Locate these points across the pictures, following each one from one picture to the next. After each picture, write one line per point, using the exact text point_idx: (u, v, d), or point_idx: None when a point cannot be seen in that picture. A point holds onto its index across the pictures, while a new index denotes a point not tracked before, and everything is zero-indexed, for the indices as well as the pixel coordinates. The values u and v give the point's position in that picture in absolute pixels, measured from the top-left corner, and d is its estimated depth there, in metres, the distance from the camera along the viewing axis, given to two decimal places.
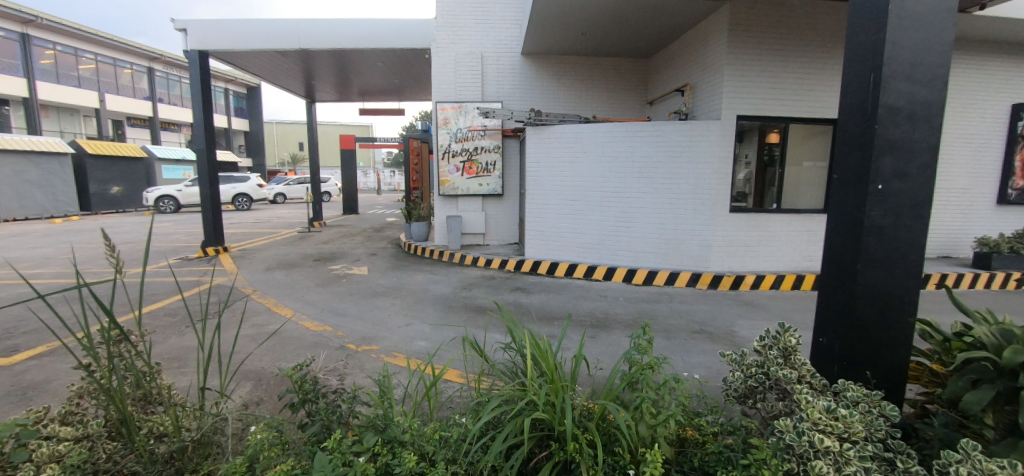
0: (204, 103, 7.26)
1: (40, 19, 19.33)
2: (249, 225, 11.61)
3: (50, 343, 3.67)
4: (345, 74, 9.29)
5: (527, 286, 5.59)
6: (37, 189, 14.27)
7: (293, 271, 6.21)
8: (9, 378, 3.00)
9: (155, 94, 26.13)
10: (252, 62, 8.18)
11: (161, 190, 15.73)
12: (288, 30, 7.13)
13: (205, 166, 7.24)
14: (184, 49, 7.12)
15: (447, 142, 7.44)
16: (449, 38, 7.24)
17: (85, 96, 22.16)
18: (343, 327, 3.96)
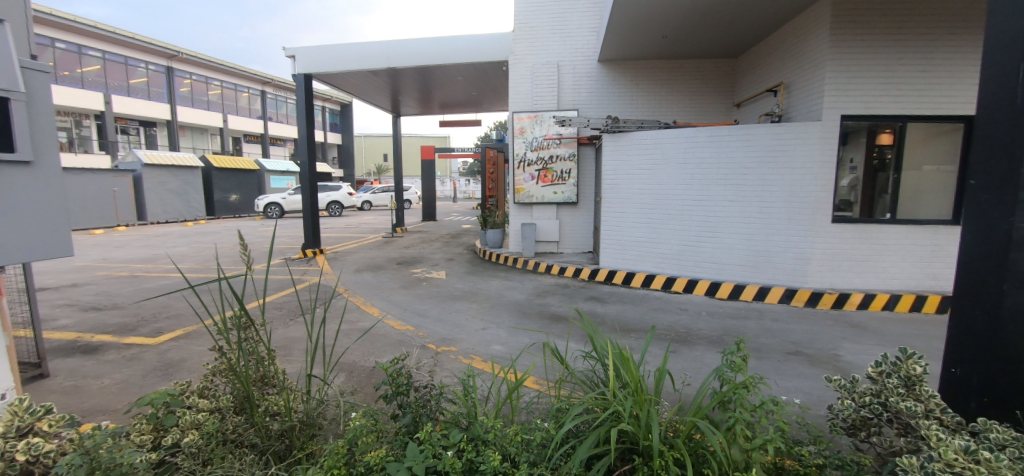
0: (307, 120, 8.11)
1: (180, 54, 23.02)
2: (342, 230, 12.69)
3: (187, 327, 4.28)
4: (428, 89, 9.87)
5: (602, 296, 5.49)
6: (175, 197, 16.81)
7: (379, 273, 6.66)
8: (159, 355, 3.56)
9: (266, 114, 29.67)
10: (347, 81, 8.99)
11: (269, 198, 17.75)
12: (379, 51, 7.74)
13: (307, 176, 8.06)
14: (293, 73, 8.03)
15: (523, 150, 7.56)
16: (526, 50, 7.40)
17: (212, 117, 25.76)
18: (425, 327, 4.17)
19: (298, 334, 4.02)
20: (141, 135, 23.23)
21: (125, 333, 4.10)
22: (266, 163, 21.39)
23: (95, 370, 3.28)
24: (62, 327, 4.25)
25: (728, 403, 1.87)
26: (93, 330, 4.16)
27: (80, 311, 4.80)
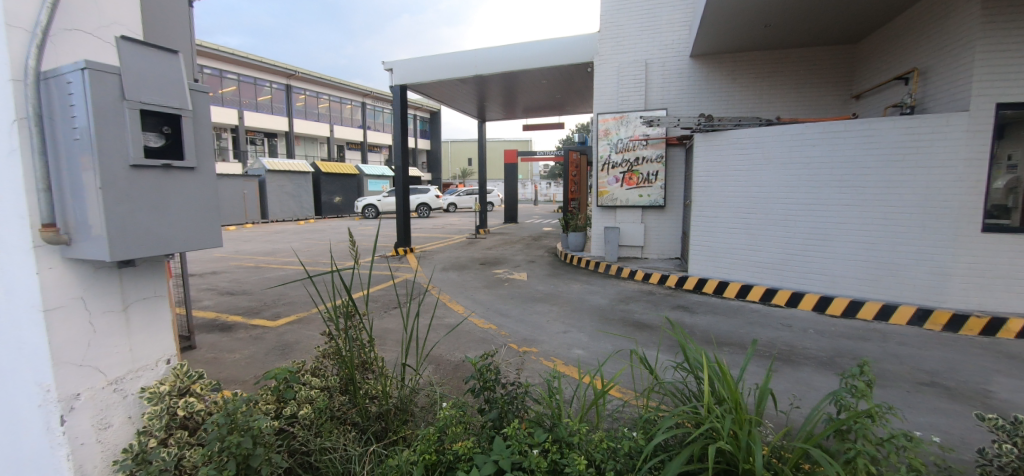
0: (402, 127, 8.74)
1: (296, 73, 26.17)
2: (429, 231, 13.45)
3: (299, 312, 4.84)
4: (512, 94, 10.10)
5: (690, 305, 5.17)
6: (291, 199, 19.09)
7: (464, 272, 6.94)
8: (278, 336, 4.07)
9: (366, 123, 32.46)
10: (438, 90, 9.52)
11: (367, 200, 19.40)
12: (468, 60, 8.10)
13: (400, 179, 8.69)
14: (391, 85, 8.71)
15: (608, 153, 7.42)
16: (612, 49, 7.26)
17: (322, 128, 28.83)
18: (507, 327, 4.26)
19: (392, 325, 4.33)
20: (266, 145, 26.76)
21: (252, 315, 4.74)
22: (365, 168, 23.41)
23: (230, 345, 3.83)
24: (206, 307, 5.04)
25: (846, 433, 1.65)
26: (228, 311, 4.88)
27: (218, 295, 5.65)
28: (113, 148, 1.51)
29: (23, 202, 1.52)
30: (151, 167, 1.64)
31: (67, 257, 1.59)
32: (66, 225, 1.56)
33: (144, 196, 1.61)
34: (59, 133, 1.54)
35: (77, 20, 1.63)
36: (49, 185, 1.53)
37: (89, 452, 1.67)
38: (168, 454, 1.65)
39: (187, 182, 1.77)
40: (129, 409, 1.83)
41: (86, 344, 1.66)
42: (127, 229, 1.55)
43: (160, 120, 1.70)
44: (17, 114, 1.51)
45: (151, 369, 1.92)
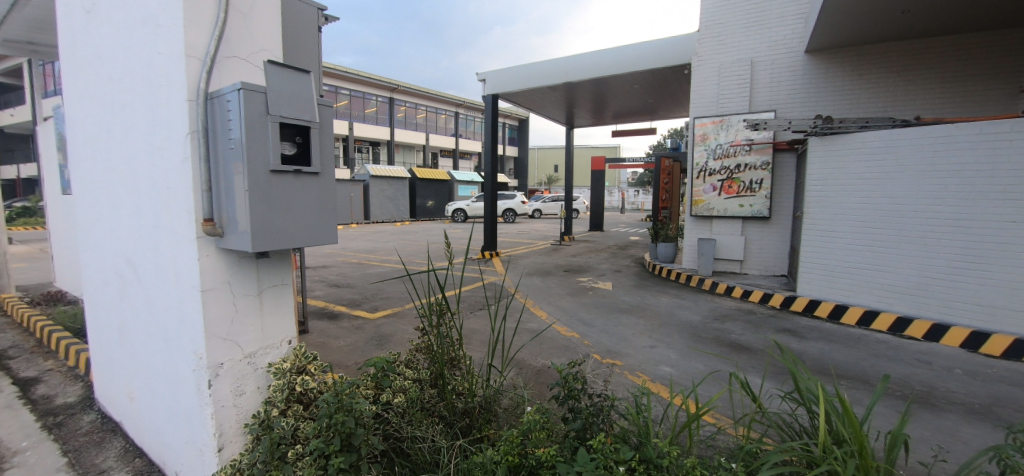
0: (492, 135, 9.06)
1: (398, 87, 28.52)
2: (515, 236, 13.72)
3: (394, 307, 5.22)
4: (602, 100, 9.95)
5: (798, 329, 4.63)
6: (390, 202, 20.76)
7: (547, 279, 6.96)
8: (376, 328, 4.43)
9: (458, 132, 34.19)
10: (528, 98, 9.72)
11: (457, 205, 20.36)
12: (558, 67, 8.17)
13: (489, 185, 9.01)
14: (483, 94, 9.11)
15: (704, 159, 7.02)
16: (713, 49, 6.83)
17: (419, 136, 30.95)
18: (590, 337, 4.18)
19: (477, 326, 4.47)
20: (371, 153, 29.47)
21: (354, 307, 5.22)
22: (456, 174, 24.65)
23: (336, 332, 4.26)
24: (319, 297, 5.68)
25: None
26: (336, 302, 5.44)
27: (328, 286, 6.33)
28: (257, 156, 1.76)
29: (191, 200, 1.84)
30: (285, 172, 1.86)
31: (219, 247, 1.89)
32: (221, 220, 1.84)
33: (279, 198, 1.85)
34: (217, 142, 1.83)
35: (236, 48, 1.94)
36: (210, 186, 1.84)
37: (227, 414, 1.96)
38: (288, 424, 1.88)
39: (312, 185, 1.97)
40: (259, 381, 2.10)
41: (229, 322, 1.95)
42: (265, 225, 1.80)
43: (294, 131, 1.93)
44: (191, 127, 1.83)
45: (277, 348, 2.17)
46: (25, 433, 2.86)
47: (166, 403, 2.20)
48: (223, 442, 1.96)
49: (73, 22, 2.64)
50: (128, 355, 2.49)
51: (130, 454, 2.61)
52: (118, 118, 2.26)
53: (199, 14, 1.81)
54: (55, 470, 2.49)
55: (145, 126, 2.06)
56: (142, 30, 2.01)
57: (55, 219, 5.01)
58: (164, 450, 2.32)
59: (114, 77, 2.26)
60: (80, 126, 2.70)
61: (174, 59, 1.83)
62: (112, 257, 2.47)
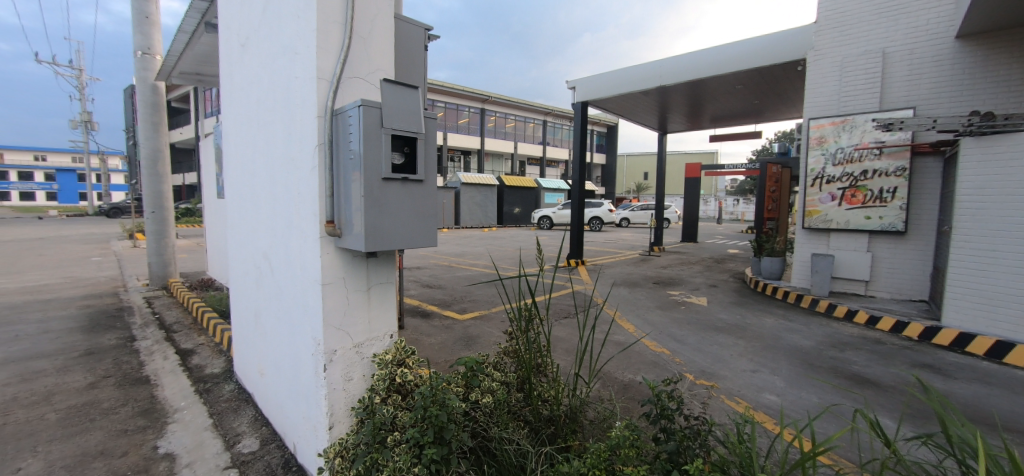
0: (580, 142, 9.01)
1: (488, 98, 29.69)
2: (601, 244, 13.43)
3: (481, 309, 5.40)
4: (699, 103, 9.38)
5: (942, 365, 3.90)
6: (478, 208, 21.61)
7: (635, 290, 6.70)
8: (464, 328, 4.62)
9: (546, 140, 34.50)
10: (618, 104, 9.52)
11: (543, 212, 20.52)
12: (651, 71, 7.89)
13: (576, 192, 8.96)
14: (573, 102, 9.12)
15: (821, 165, 6.26)
16: (834, 41, 6.10)
17: (507, 145, 31.84)
18: (682, 355, 3.94)
19: (562, 335, 4.44)
20: (462, 161, 31.00)
21: (445, 307, 5.51)
22: (542, 181, 24.88)
23: (428, 330, 4.52)
24: (414, 296, 6.09)
25: None
26: (429, 302, 5.78)
27: (423, 286, 6.77)
28: (372, 165, 1.94)
29: (317, 204, 2.10)
30: (394, 180, 2.03)
31: (337, 247, 2.11)
32: (339, 222, 2.07)
33: (388, 203, 2.02)
34: (339, 153, 2.05)
35: (357, 69, 2.17)
36: (332, 192, 2.07)
37: (337, 397, 2.18)
38: (388, 411, 2.03)
39: (417, 191, 2.12)
40: (365, 369, 2.30)
41: (342, 314, 2.16)
42: (376, 227, 1.98)
43: (403, 142, 2.10)
44: (319, 140, 2.09)
45: (380, 340, 2.37)
46: (184, 395, 3.46)
47: (290, 381, 2.51)
48: (333, 422, 2.18)
49: (231, 55, 3.16)
50: (261, 336, 2.89)
51: (258, 423, 3.02)
52: (262, 134, 2.66)
53: (328, 41, 2.06)
54: (204, 429, 2.96)
55: (282, 140, 2.39)
56: (283, 58, 2.34)
57: (210, 218, 6.03)
58: (286, 422, 2.64)
59: (261, 99, 2.66)
60: (234, 141, 3.21)
61: (308, 82, 2.11)
62: (253, 252, 2.90)
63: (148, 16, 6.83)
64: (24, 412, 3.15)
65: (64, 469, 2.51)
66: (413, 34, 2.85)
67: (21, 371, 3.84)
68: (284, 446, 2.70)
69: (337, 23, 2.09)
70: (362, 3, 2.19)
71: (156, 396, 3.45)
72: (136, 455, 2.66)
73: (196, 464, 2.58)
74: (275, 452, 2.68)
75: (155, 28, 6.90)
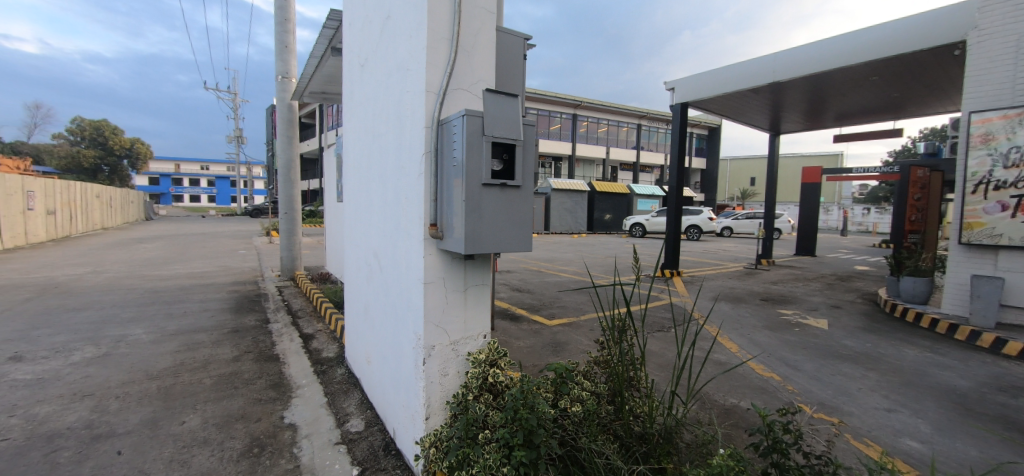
0: (679, 145, 8.55)
1: (581, 103, 29.55)
2: (699, 255, 12.54)
3: (570, 316, 5.35)
4: (821, 99, 8.34)
5: None
6: (567, 213, 21.68)
7: (739, 306, 6.13)
8: (552, 334, 4.61)
9: (640, 144, 33.21)
10: (723, 104, 8.85)
11: (635, 218, 19.76)
12: (762, 66, 7.21)
13: (674, 198, 8.49)
14: (672, 104, 8.70)
15: (986, 167, 5.19)
16: (1005, 17, 4.97)
17: (599, 150, 31.31)
18: (796, 382, 3.51)
19: (655, 349, 4.22)
20: (553, 167, 31.19)
21: (533, 312, 5.55)
22: (635, 187, 24.00)
23: (517, 333, 4.60)
24: (504, 299, 6.25)
25: None
26: (519, 305, 5.89)
27: (512, 290, 6.92)
28: (473, 171, 2.04)
29: (422, 208, 2.25)
30: (493, 186, 2.11)
31: (438, 248, 2.25)
32: (442, 226, 2.20)
33: (486, 207, 2.09)
34: (443, 161, 2.19)
35: (461, 81, 2.30)
36: (436, 196, 2.21)
37: (434, 389, 2.31)
38: (480, 409, 2.11)
39: (514, 197, 2.18)
40: (459, 367, 2.41)
41: (441, 311, 2.29)
42: (476, 230, 2.06)
43: (502, 149, 2.16)
44: (426, 149, 2.24)
45: (475, 339, 2.46)
46: (305, 374, 3.94)
47: (393, 371, 2.72)
48: (430, 413, 2.31)
49: (353, 74, 3.55)
50: (369, 327, 3.18)
51: (363, 406, 3.32)
52: (377, 144, 2.94)
53: (437, 56, 2.21)
54: (320, 405, 3.34)
55: (394, 149, 2.62)
56: (397, 74, 2.56)
57: (330, 219, 6.81)
58: (387, 408, 2.87)
59: (376, 113, 2.95)
60: (352, 150, 3.59)
61: (418, 95, 2.28)
62: (365, 250, 3.21)
63: (287, 45, 7.96)
64: (188, 375, 3.84)
65: (215, 426, 3.01)
66: (513, 43, 2.94)
67: (189, 341, 4.70)
68: (385, 430, 2.93)
69: (445, 39, 2.23)
70: (467, 18, 2.31)
71: (283, 372, 3.97)
72: (267, 422, 3.09)
73: (313, 436, 2.91)
74: (377, 434, 2.92)
75: (292, 55, 8.02)
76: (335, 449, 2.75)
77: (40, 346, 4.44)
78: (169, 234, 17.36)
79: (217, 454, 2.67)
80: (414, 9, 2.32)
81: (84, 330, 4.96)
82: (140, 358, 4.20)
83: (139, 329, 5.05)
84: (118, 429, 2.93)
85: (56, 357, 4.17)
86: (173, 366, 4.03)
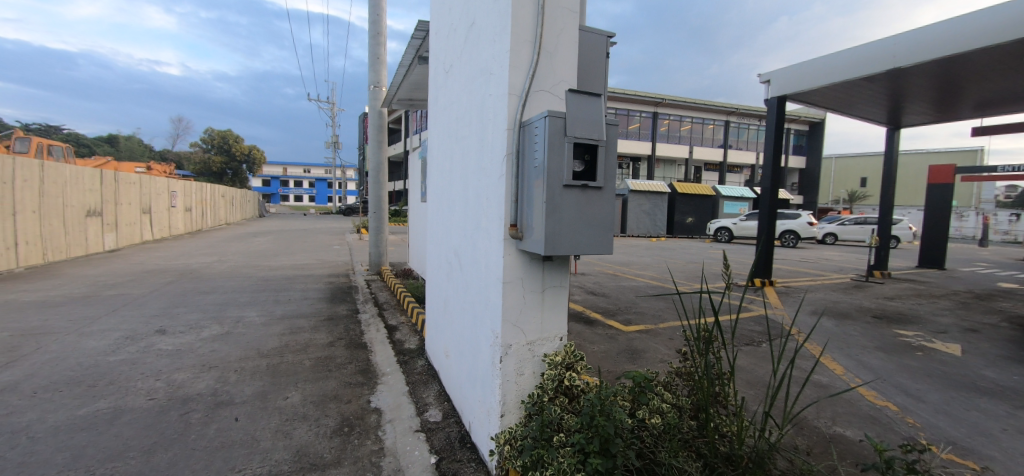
0: (774, 142, 7.86)
1: (662, 100, 28.37)
2: (797, 264, 11.35)
3: (648, 323, 5.12)
4: (954, 86, 7.14)
5: None
6: (646, 215, 20.90)
7: (845, 323, 5.45)
8: (628, 341, 4.45)
9: (728, 142, 30.95)
10: (828, 96, 7.97)
11: (721, 222, 18.42)
12: (874, 52, 6.39)
13: (767, 199, 7.81)
14: (767, 98, 8.06)
15: None
16: None
17: (681, 149, 29.74)
18: (917, 415, 3.04)
19: (743, 364, 3.89)
20: (630, 168, 30.25)
21: (608, 317, 5.39)
22: (722, 189, 22.38)
23: (591, 338, 4.51)
24: (578, 302, 6.17)
25: None
26: (593, 309, 5.78)
27: (587, 293, 6.81)
28: (554, 172, 2.03)
29: (503, 209, 2.30)
30: (574, 187, 2.08)
31: (518, 249, 2.28)
32: (521, 227, 2.22)
33: (567, 208, 2.08)
34: (524, 163, 2.21)
35: (544, 83, 2.30)
36: (517, 197, 2.24)
37: (510, 388, 2.34)
38: (555, 411, 2.11)
39: (595, 198, 2.13)
40: (535, 367, 2.41)
41: (519, 311, 2.31)
42: (556, 231, 2.06)
43: (584, 150, 2.13)
44: (507, 150, 2.28)
45: (551, 341, 2.44)
46: (389, 362, 4.21)
47: (470, 367, 2.81)
48: (505, 411, 2.34)
49: (438, 80, 3.71)
50: (448, 322, 3.32)
51: (441, 397, 3.47)
52: (460, 147, 3.05)
53: (520, 59, 2.24)
54: (402, 393, 3.54)
55: (476, 151, 2.71)
56: (481, 78, 2.64)
57: (414, 218, 7.22)
58: (464, 402, 2.96)
59: (460, 117, 3.07)
60: (436, 153, 3.78)
61: (501, 98, 2.32)
62: (446, 248, 3.36)
63: (379, 57, 8.60)
64: (291, 356, 4.30)
65: (312, 403, 3.33)
66: (595, 43, 2.87)
67: (292, 326, 5.26)
68: (461, 423, 3.03)
69: (527, 41, 2.25)
70: (550, 19, 2.31)
71: (371, 359, 4.29)
72: (357, 404, 3.35)
73: (395, 421, 3.10)
74: (454, 426, 3.03)
75: (383, 66, 8.65)
76: (415, 436, 2.91)
77: (179, 322, 5.25)
78: (278, 230, 19.63)
79: (314, 429, 2.96)
80: (498, 14, 2.38)
81: (211, 311, 5.78)
82: (253, 338, 4.78)
83: (253, 313, 5.76)
84: (236, 398, 3.36)
85: (190, 333, 4.90)
86: (279, 347, 4.54)
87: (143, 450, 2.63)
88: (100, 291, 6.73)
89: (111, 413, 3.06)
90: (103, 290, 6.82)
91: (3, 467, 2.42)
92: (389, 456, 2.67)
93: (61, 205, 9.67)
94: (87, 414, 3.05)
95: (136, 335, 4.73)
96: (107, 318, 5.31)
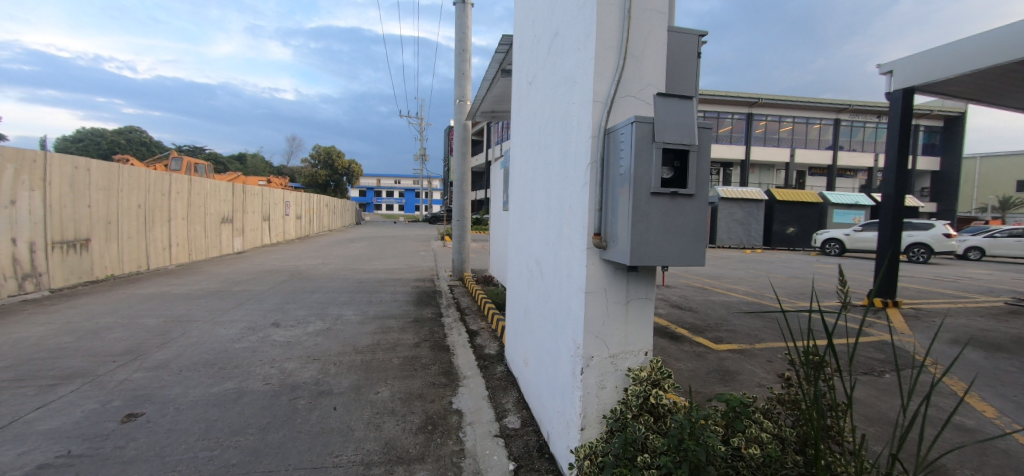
0: (899, 143, 6.87)
1: (759, 100, 26.22)
2: (931, 283, 9.68)
3: (742, 343, 4.69)
4: None
5: None
6: (738, 225, 19.37)
7: (999, 356, 4.52)
8: (719, 360, 4.13)
9: (838, 143, 27.60)
10: (971, 86, 6.77)
11: (831, 233, 16.37)
12: (1010, 35, 5.34)
13: (891, 208, 6.82)
14: (890, 92, 7.14)
15: None
16: None
17: (781, 153, 27.12)
18: None
19: (860, 396, 3.40)
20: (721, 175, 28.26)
21: (696, 333, 5.03)
22: (831, 195, 19.95)
23: (677, 354, 4.25)
24: (662, 315, 5.87)
25: None
26: (679, 323, 5.45)
27: (671, 306, 6.45)
28: (642, 179, 1.96)
29: (587, 218, 2.27)
30: (663, 194, 1.99)
31: (602, 259, 2.22)
32: (606, 236, 2.16)
33: (654, 217, 1.99)
34: (609, 171, 2.16)
35: (630, 87, 2.23)
36: (601, 206, 2.19)
37: (591, 401, 2.28)
38: (640, 430, 2.01)
39: (686, 206, 2.02)
40: (618, 381, 2.33)
41: (602, 322, 2.25)
42: (643, 240, 1.98)
43: (674, 156, 2.03)
44: (592, 159, 2.25)
45: (635, 356, 2.34)
46: (470, 366, 4.34)
47: (550, 377, 2.79)
48: (586, 424, 2.29)
49: (521, 91, 3.79)
50: (528, 329, 3.35)
51: (520, 405, 3.49)
52: (543, 157, 3.08)
53: (605, 66, 2.20)
54: (482, 397, 3.63)
55: (559, 160, 2.72)
56: (564, 88, 2.64)
57: (496, 226, 7.39)
58: (542, 411, 2.95)
59: (543, 126, 3.10)
60: (518, 163, 3.86)
61: (585, 105, 2.30)
62: (527, 256, 3.41)
63: (463, 72, 9.02)
64: (382, 353, 4.63)
65: (401, 400, 3.54)
66: (685, 43, 2.73)
67: (383, 325, 5.67)
68: (540, 432, 3.02)
69: (612, 47, 2.21)
70: (637, 22, 2.24)
71: (453, 362, 4.46)
72: (440, 404, 3.50)
73: (475, 424, 3.19)
74: (532, 434, 3.03)
75: (468, 81, 9.05)
76: (494, 440, 2.95)
77: (290, 317, 5.93)
78: (372, 236, 21.33)
79: (401, 424, 3.14)
80: (582, 21, 2.37)
81: (316, 308, 6.44)
82: (349, 335, 5.23)
83: (350, 311, 6.31)
84: (334, 389, 3.69)
85: (299, 327, 5.49)
86: (372, 344, 4.91)
87: (260, 428, 3.00)
88: (230, 287, 7.84)
89: (236, 393, 3.53)
90: (232, 286, 7.92)
91: (157, 430, 2.91)
92: (469, 458, 2.74)
93: (203, 214, 11.47)
94: (218, 392, 3.55)
95: (256, 326, 5.43)
96: (235, 310, 6.17)
